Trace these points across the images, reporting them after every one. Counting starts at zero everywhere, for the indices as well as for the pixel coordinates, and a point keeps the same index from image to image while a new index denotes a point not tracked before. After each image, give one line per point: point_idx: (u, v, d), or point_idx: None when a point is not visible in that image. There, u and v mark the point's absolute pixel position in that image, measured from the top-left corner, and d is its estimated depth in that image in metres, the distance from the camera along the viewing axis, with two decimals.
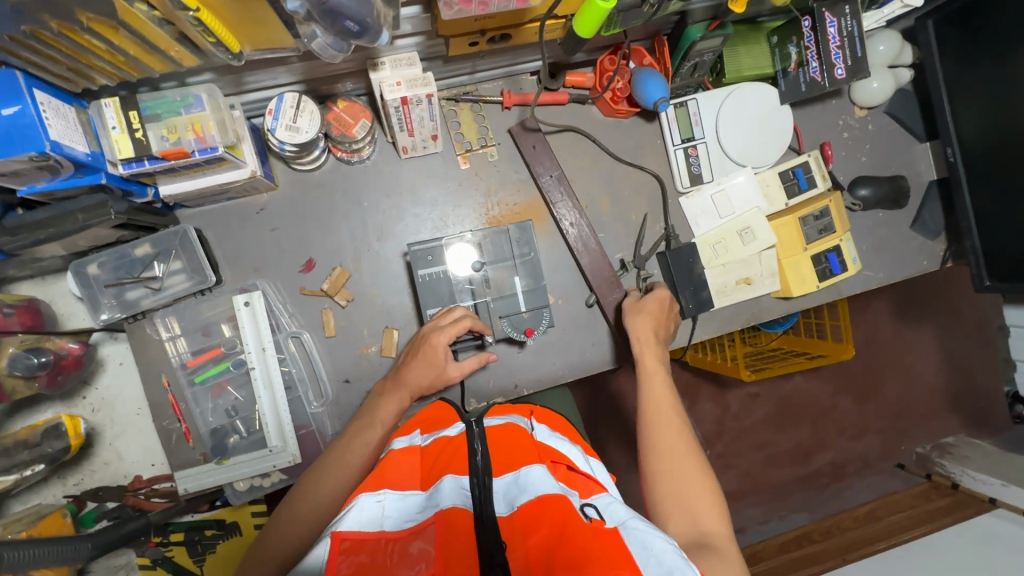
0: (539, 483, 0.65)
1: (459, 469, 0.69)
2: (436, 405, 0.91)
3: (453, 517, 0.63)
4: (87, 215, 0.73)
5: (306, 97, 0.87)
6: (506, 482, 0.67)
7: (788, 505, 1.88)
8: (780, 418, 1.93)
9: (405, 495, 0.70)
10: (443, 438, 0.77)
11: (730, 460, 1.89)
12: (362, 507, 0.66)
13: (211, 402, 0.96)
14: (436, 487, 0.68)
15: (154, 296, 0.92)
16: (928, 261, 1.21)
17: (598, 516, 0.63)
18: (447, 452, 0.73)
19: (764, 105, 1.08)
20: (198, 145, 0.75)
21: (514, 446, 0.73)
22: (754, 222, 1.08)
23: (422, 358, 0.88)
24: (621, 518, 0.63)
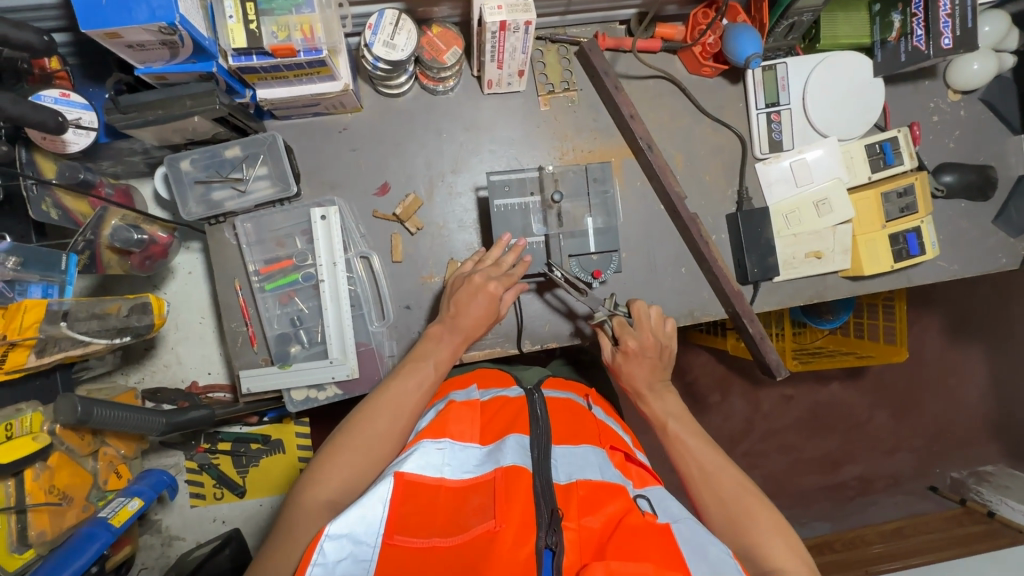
0: (603, 471, 0.68)
1: (521, 430, 0.72)
2: (497, 372, 0.95)
3: (515, 475, 0.64)
4: (195, 102, 0.76)
5: (405, 15, 0.87)
6: (564, 453, 0.71)
7: (810, 513, 1.82)
8: (816, 423, 1.87)
9: (462, 447, 0.71)
10: (502, 398, 0.82)
11: (758, 459, 1.84)
12: (426, 453, 0.68)
13: (278, 310, 0.98)
14: (498, 444, 0.71)
15: (239, 199, 0.94)
16: (1005, 259, 1.16)
17: (652, 509, 0.64)
18: (510, 412, 0.77)
19: (858, 74, 1.05)
20: (305, 45, 0.76)
21: (574, 427, 0.77)
22: (832, 194, 1.05)
23: (470, 298, 0.85)
24: (675, 515, 0.64)
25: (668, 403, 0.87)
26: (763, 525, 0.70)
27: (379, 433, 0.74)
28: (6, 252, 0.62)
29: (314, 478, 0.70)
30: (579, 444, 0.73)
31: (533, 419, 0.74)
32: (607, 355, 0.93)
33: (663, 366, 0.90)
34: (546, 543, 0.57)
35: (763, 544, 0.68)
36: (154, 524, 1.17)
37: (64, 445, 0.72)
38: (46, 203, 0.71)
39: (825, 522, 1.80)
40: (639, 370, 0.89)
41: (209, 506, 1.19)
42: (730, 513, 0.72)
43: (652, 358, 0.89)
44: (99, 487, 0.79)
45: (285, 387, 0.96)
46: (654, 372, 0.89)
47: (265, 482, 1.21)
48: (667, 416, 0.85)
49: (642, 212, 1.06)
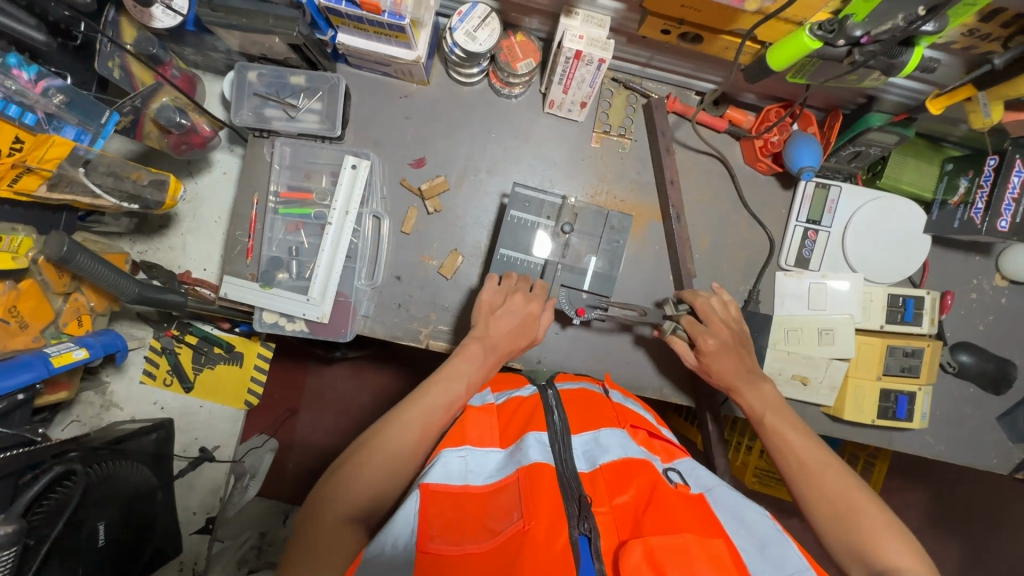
0: (622, 451, 0.69)
1: (539, 427, 0.71)
2: (512, 373, 0.93)
3: (537, 471, 0.64)
4: (277, 22, 0.81)
5: (494, 15, 0.91)
6: (585, 440, 0.72)
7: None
8: None
9: (486, 451, 0.71)
10: (516, 399, 0.80)
11: None
12: (447, 462, 0.67)
13: (282, 235, 1.02)
14: (518, 444, 0.70)
15: (286, 122, 0.98)
16: (996, 461, 1.11)
17: (682, 480, 0.68)
18: (526, 411, 0.76)
19: (907, 225, 1.03)
20: (391, 8, 0.81)
21: (590, 411, 0.78)
22: (839, 327, 1.02)
23: (501, 327, 0.86)
24: (707, 484, 0.67)
25: (762, 394, 0.85)
26: (878, 525, 0.66)
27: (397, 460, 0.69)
28: (56, 90, 0.67)
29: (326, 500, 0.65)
30: (599, 428, 0.73)
31: (549, 417, 0.72)
32: (690, 359, 0.92)
33: (748, 360, 0.90)
34: (580, 531, 0.59)
35: (878, 546, 0.64)
36: (102, 385, 1.21)
37: (39, 276, 0.77)
38: (112, 61, 0.77)
39: None
40: (727, 365, 0.88)
41: (155, 388, 1.23)
42: (837, 512, 0.69)
43: (735, 356, 0.88)
44: (57, 326, 0.82)
45: (255, 305, 0.99)
46: (741, 366, 0.88)
47: (215, 386, 1.26)
48: (766, 409, 0.83)
49: (650, 274, 1.06)
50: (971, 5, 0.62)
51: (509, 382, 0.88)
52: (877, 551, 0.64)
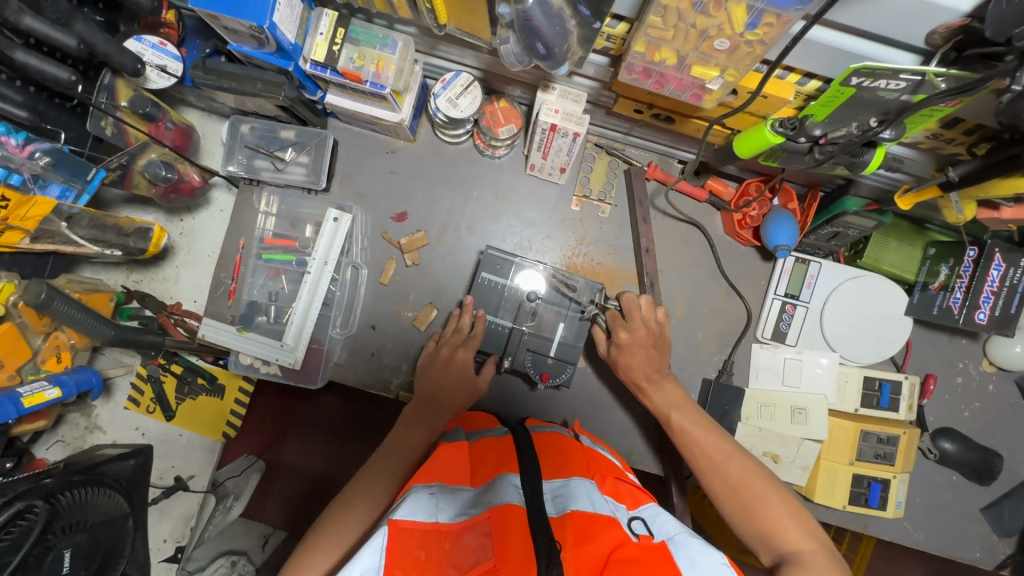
0: (596, 503, 0.58)
1: (512, 469, 0.63)
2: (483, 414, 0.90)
3: (509, 512, 0.54)
4: (265, 87, 0.85)
5: (477, 83, 0.94)
6: (555, 485, 0.62)
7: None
8: None
9: (454, 490, 0.61)
10: (489, 440, 0.75)
11: None
12: (415, 502, 0.56)
13: (263, 280, 1.05)
14: (493, 484, 0.61)
15: (274, 173, 1.02)
16: (980, 555, 1.06)
17: (647, 531, 0.58)
18: (500, 454, 0.68)
19: (887, 306, 1.01)
20: (373, 78, 0.84)
21: (559, 458, 0.69)
22: (812, 407, 1.00)
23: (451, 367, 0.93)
24: (670, 531, 0.58)
25: (666, 395, 0.88)
26: (774, 508, 0.71)
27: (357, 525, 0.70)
28: (43, 151, 0.76)
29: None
30: (571, 478, 0.63)
31: (523, 456, 0.65)
32: (602, 347, 0.97)
33: (661, 357, 0.92)
34: None
35: (776, 528, 0.70)
36: (87, 408, 1.22)
37: (19, 318, 0.82)
38: (104, 120, 0.84)
39: None
40: (638, 358, 0.91)
41: (138, 415, 1.25)
42: (740, 500, 0.73)
43: (643, 347, 0.91)
44: (35, 363, 0.86)
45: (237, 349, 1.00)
46: (653, 362, 0.91)
47: (197, 416, 1.28)
48: (671, 408, 0.86)
49: None
50: (929, 116, 0.62)
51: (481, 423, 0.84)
52: (781, 534, 0.69)
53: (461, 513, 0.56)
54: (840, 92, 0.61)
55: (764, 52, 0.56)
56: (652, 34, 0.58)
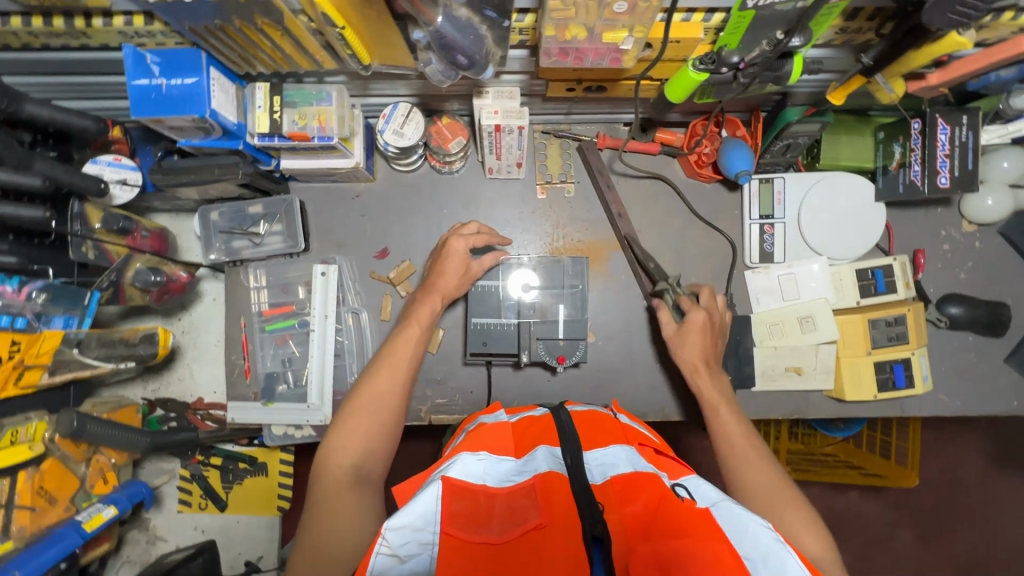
0: (635, 465, 0.61)
1: (552, 441, 0.64)
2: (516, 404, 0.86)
3: (552, 479, 0.57)
4: (222, 170, 0.89)
5: (415, 109, 0.99)
6: (598, 455, 0.63)
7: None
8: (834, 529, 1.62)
9: (500, 461, 0.62)
10: (528, 416, 0.73)
11: None
12: (466, 463, 0.59)
13: (273, 350, 1.08)
14: (532, 456, 0.62)
15: (254, 249, 1.07)
16: (1018, 403, 1.09)
17: (690, 495, 0.57)
18: (538, 428, 0.68)
19: (857, 199, 1.06)
20: (318, 132, 0.89)
21: (595, 429, 0.69)
22: (817, 312, 1.03)
23: (449, 263, 0.96)
24: (713, 498, 0.56)
25: (721, 384, 0.91)
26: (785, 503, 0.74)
27: (386, 390, 0.84)
28: (40, 290, 0.80)
29: (337, 446, 0.78)
30: (607, 445, 0.65)
31: (561, 430, 0.65)
32: (668, 329, 0.96)
33: (716, 342, 0.95)
34: (594, 534, 0.51)
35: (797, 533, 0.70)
36: (144, 523, 1.27)
37: (59, 452, 0.84)
38: (85, 245, 0.86)
39: None
40: (697, 344, 0.92)
41: (192, 514, 1.29)
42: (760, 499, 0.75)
43: (709, 334, 0.93)
44: (85, 490, 0.89)
45: (266, 422, 1.05)
46: (708, 347, 0.92)
47: (248, 500, 1.30)
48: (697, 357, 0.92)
49: (624, 302, 1.10)
50: (829, 14, 0.66)
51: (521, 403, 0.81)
52: (795, 537, 0.70)
53: (506, 480, 0.59)
54: (743, 17, 0.66)
55: (661, 2, 0.60)
56: (556, 17, 0.62)
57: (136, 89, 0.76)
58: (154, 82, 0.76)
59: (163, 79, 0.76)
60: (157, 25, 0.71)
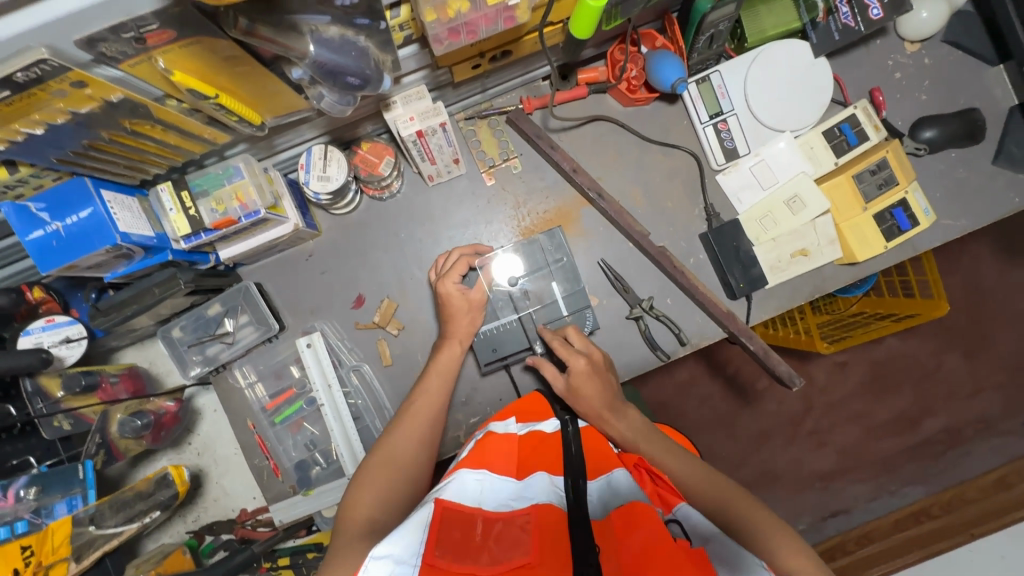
0: (627, 496, 0.68)
1: (552, 467, 0.72)
2: (530, 394, 0.92)
3: (547, 513, 0.64)
4: (162, 288, 0.83)
5: (331, 146, 0.92)
6: (599, 485, 0.71)
7: (900, 480, 1.61)
8: (885, 382, 1.64)
9: (500, 479, 0.71)
10: (538, 433, 0.80)
11: (826, 434, 1.64)
12: (464, 482, 0.69)
13: (291, 439, 1.04)
14: (529, 481, 0.70)
15: (230, 349, 1.01)
16: (1020, 198, 1.06)
17: (683, 535, 0.65)
18: (542, 447, 0.76)
19: (800, 61, 1.00)
20: (243, 211, 0.82)
21: (597, 455, 0.77)
22: (800, 188, 1.01)
23: (453, 307, 0.93)
24: (707, 536, 0.65)
25: (631, 424, 0.85)
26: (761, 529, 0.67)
27: (408, 457, 0.78)
28: (27, 485, 0.77)
29: (351, 504, 0.72)
30: (609, 473, 0.72)
31: (567, 456, 0.73)
32: (559, 385, 0.90)
33: (613, 383, 0.89)
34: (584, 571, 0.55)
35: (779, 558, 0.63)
36: None
37: None
38: (57, 420, 0.83)
39: (920, 487, 1.58)
40: (593, 392, 0.86)
41: None
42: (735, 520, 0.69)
43: (598, 380, 0.87)
44: None
45: (315, 510, 0.99)
46: (607, 393, 0.87)
47: None
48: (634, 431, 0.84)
49: (612, 253, 1.06)
50: None
51: (532, 411, 0.87)
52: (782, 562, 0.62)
53: (504, 505, 0.67)
54: None
55: None
56: None
57: (35, 243, 0.70)
58: (49, 229, 0.69)
59: (57, 222, 0.69)
60: (23, 170, 0.63)
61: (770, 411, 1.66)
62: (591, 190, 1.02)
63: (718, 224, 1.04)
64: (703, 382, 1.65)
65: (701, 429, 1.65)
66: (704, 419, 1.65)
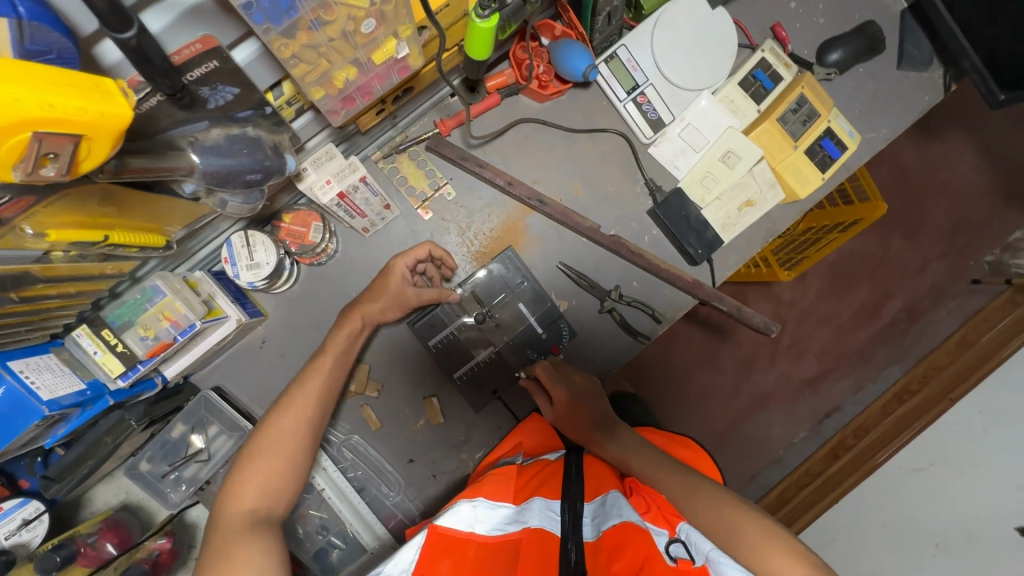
0: (622, 515, 0.69)
1: (552, 495, 0.74)
2: (530, 415, 0.99)
3: (542, 539, 0.65)
4: (114, 435, 0.76)
5: (253, 230, 0.85)
6: (594, 506, 0.74)
7: (876, 365, 1.69)
8: (843, 280, 1.70)
9: (498, 503, 0.71)
10: (541, 463, 0.86)
11: (803, 343, 1.70)
12: (461, 508, 0.69)
13: (302, 530, 0.98)
14: (527, 507, 0.71)
15: (208, 466, 0.92)
16: (929, 95, 1.10)
17: (686, 553, 0.64)
18: (543, 478, 0.80)
19: (699, 18, 0.99)
20: (177, 329, 0.75)
21: (602, 484, 0.80)
22: (731, 143, 1.01)
23: (392, 281, 0.90)
24: (706, 551, 0.64)
25: (619, 439, 0.88)
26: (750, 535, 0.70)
27: (290, 429, 0.78)
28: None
29: (236, 489, 0.74)
30: (608, 496, 0.75)
31: (566, 483, 0.76)
32: (548, 413, 0.94)
33: (601, 406, 0.92)
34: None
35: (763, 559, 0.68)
36: None
37: None
38: None
39: (895, 365, 1.68)
40: (582, 418, 0.90)
41: None
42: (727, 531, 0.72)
43: (585, 402, 0.91)
44: None
45: None
46: (596, 418, 0.91)
47: None
48: (626, 454, 0.86)
49: (569, 252, 1.04)
50: None
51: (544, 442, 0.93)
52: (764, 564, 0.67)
53: (497, 528, 0.67)
54: None
55: None
56: (313, 81, 0.52)
57: None
58: None
59: None
60: None
61: (747, 339, 1.70)
62: (530, 198, 1.00)
63: (662, 197, 1.03)
64: (679, 332, 1.67)
65: (689, 375, 1.68)
66: (690, 366, 1.68)
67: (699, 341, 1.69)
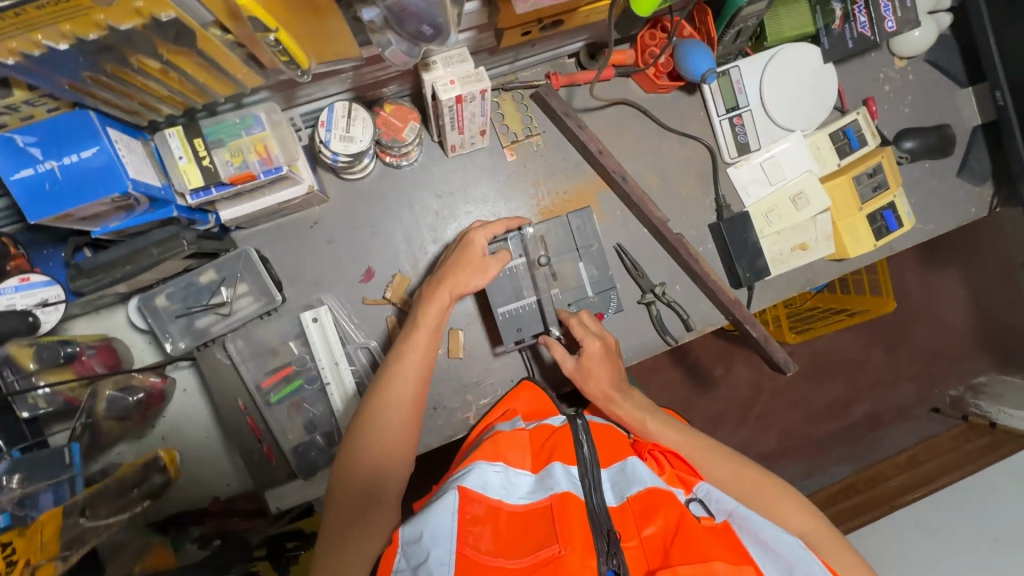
0: (644, 479, 0.67)
1: (567, 458, 0.70)
2: (524, 381, 0.95)
3: (569, 501, 0.64)
4: (161, 248, 0.72)
5: (356, 105, 0.85)
6: (613, 472, 0.70)
7: (828, 459, 1.75)
8: (829, 367, 1.78)
9: (516, 474, 0.71)
10: (547, 427, 0.79)
11: (771, 418, 1.75)
12: (482, 473, 0.68)
13: (290, 420, 0.93)
14: (546, 471, 0.69)
15: (224, 322, 0.91)
16: (976, 208, 1.19)
17: (706, 512, 0.67)
18: (554, 441, 0.74)
19: (811, 66, 1.06)
20: (263, 166, 0.73)
21: (614, 442, 0.76)
22: (806, 186, 1.07)
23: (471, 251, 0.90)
24: (729, 509, 0.66)
25: (639, 400, 0.88)
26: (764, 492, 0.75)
27: (400, 400, 0.79)
28: (10, 473, 0.72)
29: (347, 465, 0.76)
30: (626, 458, 0.71)
31: (578, 448, 0.72)
32: (567, 364, 0.92)
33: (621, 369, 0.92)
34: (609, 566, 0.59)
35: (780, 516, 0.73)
36: None
37: None
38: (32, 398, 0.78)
39: (843, 465, 1.74)
40: (606, 373, 0.90)
41: None
42: (745, 492, 0.76)
43: (609, 361, 0.91)
44: None
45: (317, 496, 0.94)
46: (617, 376, 0.90)
47: None
48: (644, 413, 0.86)
49: (628, 238, 1.07)
50: None
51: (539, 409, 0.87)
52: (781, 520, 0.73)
53: (526, 497, 0.67)
54: None
55: None
56: None
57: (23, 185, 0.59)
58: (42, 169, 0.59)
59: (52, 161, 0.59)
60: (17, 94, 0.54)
61: (725, 394, 1.74)
62: (615, 171, 1.01)
63: (728, 215, 1.07)
64: (666, 367, 1.71)
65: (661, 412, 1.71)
66: (668, 402, 1.71)
67: (682, 381, 1.73)
